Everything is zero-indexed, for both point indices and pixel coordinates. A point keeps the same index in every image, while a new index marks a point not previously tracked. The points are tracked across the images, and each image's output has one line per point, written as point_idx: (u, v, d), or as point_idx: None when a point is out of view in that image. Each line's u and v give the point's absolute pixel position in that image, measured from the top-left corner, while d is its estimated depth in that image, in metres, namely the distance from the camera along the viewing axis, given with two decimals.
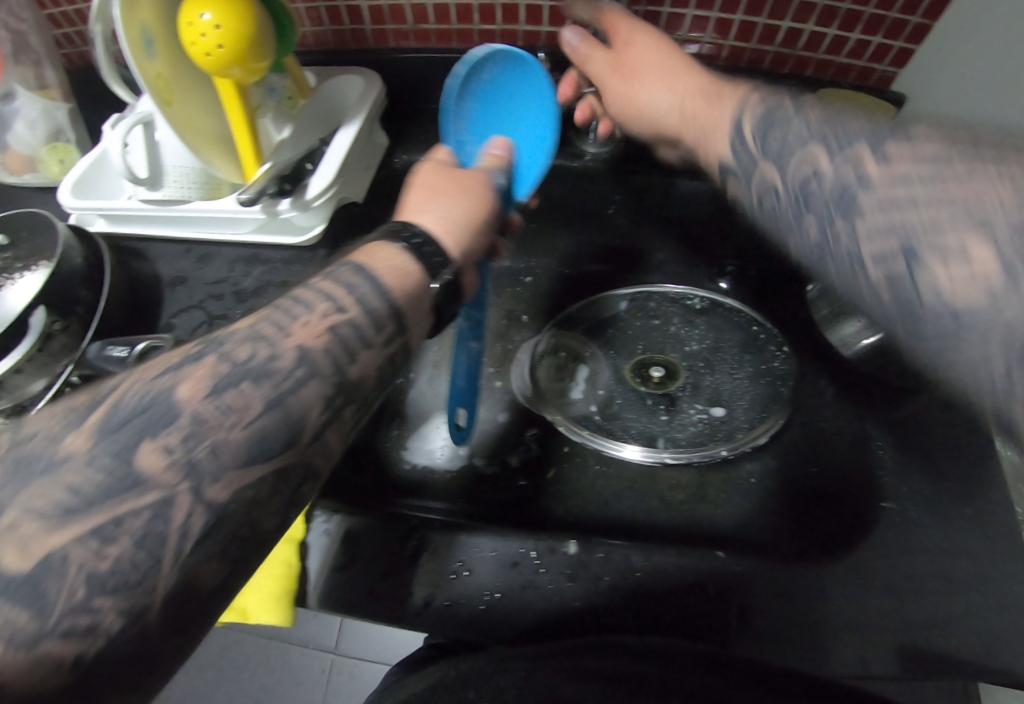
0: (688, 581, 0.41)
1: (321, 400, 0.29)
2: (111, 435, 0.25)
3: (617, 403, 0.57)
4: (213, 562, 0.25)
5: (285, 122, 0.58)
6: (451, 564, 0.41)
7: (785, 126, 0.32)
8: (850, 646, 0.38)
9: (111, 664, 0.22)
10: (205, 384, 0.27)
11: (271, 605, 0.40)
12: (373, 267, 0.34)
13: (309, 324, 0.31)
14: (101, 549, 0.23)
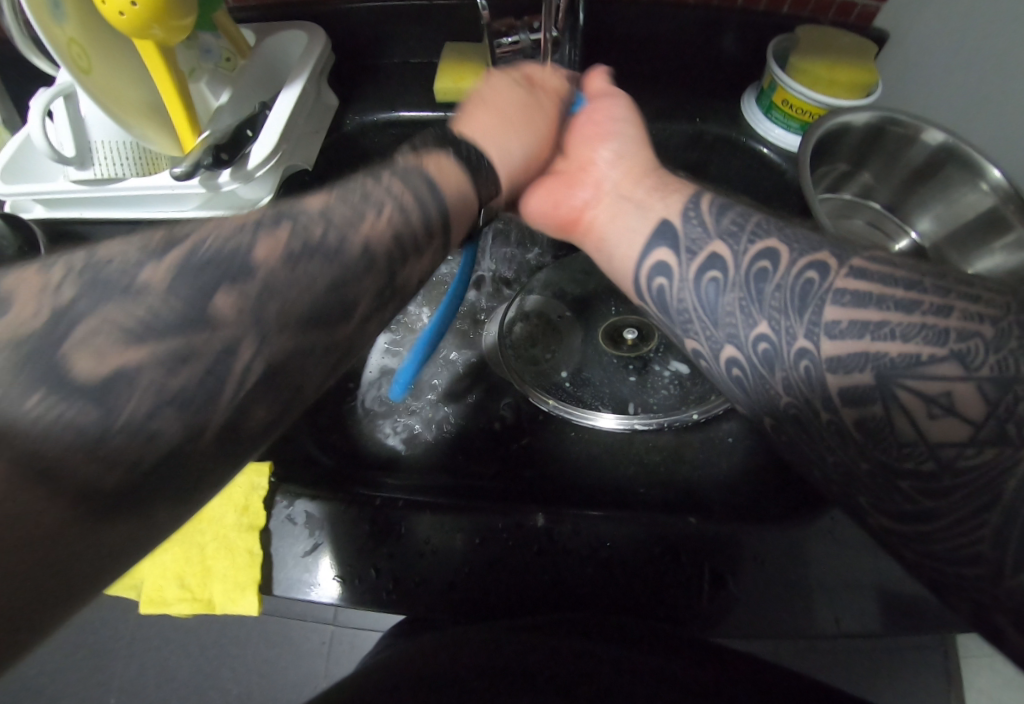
0: (656, 549, 0.40)
1: (375, 292, 0.31)
2: (191, 273, 0.26)
3: (587, 367, 0.55)
4: (267, 407, 0.28)
5: (222, 87, 0.53)
6: (414, 546, 0.40)
7: (743, 215, 0.34)
8: (828, 609, 0.38)
9: (169, 472, 0.25)
10: (281, 248, 0.28)
11: (236, 593, 0.39)
12: (431, 169, 0.35)
13: (376, 218, 0.31)
14: (171, 370, 0.25)
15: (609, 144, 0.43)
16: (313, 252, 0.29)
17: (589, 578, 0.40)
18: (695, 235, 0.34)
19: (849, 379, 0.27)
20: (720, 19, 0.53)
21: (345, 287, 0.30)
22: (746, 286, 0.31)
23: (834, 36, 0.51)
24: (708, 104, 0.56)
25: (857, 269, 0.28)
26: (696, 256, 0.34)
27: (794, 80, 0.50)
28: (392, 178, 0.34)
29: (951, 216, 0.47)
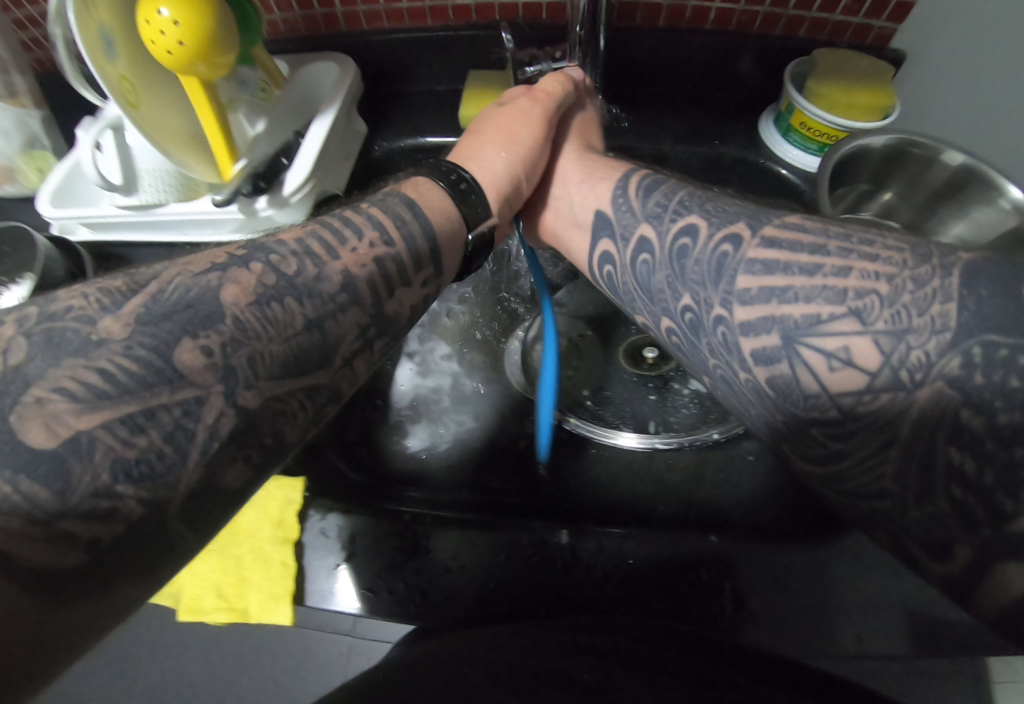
0: (677, 565, 0.41)
1: (356, 328, 0.33)
2: (152, 326, 0.27)
3: (609, 386, 0.56)
4: (236, 464, 0.28)
5: (259, 117, 0.56)
6: (442, 560, 0.42)
7: (667, 193, 0.36)
8: (853, 633, 0.38)
9: (132, 545, 0.24)
10: (249, 293, 0.30)
11: (271, 603, 0.40)
12: (419, 205, 0.38)
13: (357, 248, 0.34)
14: (130, 437, 0.25)
15: (571, 154, 0.49)
16: (287, 286, 0.31)
17: (607, 591, 0.41)
18: (625, 221, 0.37)
19: (757, 342, 0.27)
20: (739, 46, 0.55)
21: (327, 327, 0.32)
22: (672, 265, 0.33)
23: (853, 59, 0.52)
24: (727, 127, 0.57)
25: (766, 241, 0.29)
26: (630, 239, 0.37)
27: (811, 103, 0.51)
28: (373, 212, 0.36)
29: (971, 235, 0.47)
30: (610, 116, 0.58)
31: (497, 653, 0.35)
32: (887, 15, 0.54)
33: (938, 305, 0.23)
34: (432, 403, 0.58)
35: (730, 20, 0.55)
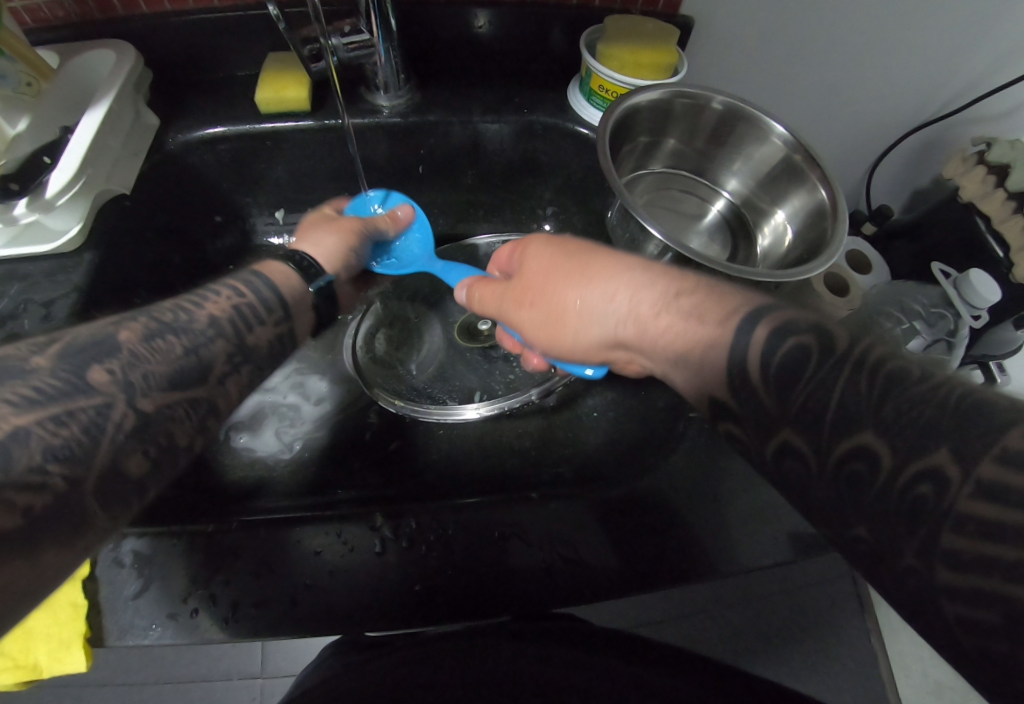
0: (505, 530, 0.41)
1: (227, 356, 0.38)
2: (69, 357, 0.32)
3: (444, 363, 0.56)
4: (138, 455, 0.33)
5: (20, 116, 0.50)
6: (261, 564, 0.39)
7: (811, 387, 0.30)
8: (679, 555, 0.41)
9: (55, 516, 0.29)
10: (140, 332, 0.35)
11: (62, 652, 0.37)
12: (264, 272, 0.44)
13: (217, 301, 0.40)
14: (55, 429, 0.30)
15: (581, 280, 0.43)
16: (166, 330, 0.36)
17: (462, 574, 0.39)
18: (761, 417, 0.32)
19: (970, 612, 0.24)
20: (543, 17, 0.56)
21: (202, 352, 0.37)
22: (844, 494, 0.28)
23: (640, 22, 0.55)
24: (535, 97, 0.58)
25: (986, 487, 0.24)
26: (772, 434, 0.32)
27: (603, 66, 0.52)
28: (243, 289, 0.41)
29: (754, 172, 0.51)
30: (419, 92, 0.57)
31: None
32: None
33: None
34: (268, 409, 0.55)
35: None
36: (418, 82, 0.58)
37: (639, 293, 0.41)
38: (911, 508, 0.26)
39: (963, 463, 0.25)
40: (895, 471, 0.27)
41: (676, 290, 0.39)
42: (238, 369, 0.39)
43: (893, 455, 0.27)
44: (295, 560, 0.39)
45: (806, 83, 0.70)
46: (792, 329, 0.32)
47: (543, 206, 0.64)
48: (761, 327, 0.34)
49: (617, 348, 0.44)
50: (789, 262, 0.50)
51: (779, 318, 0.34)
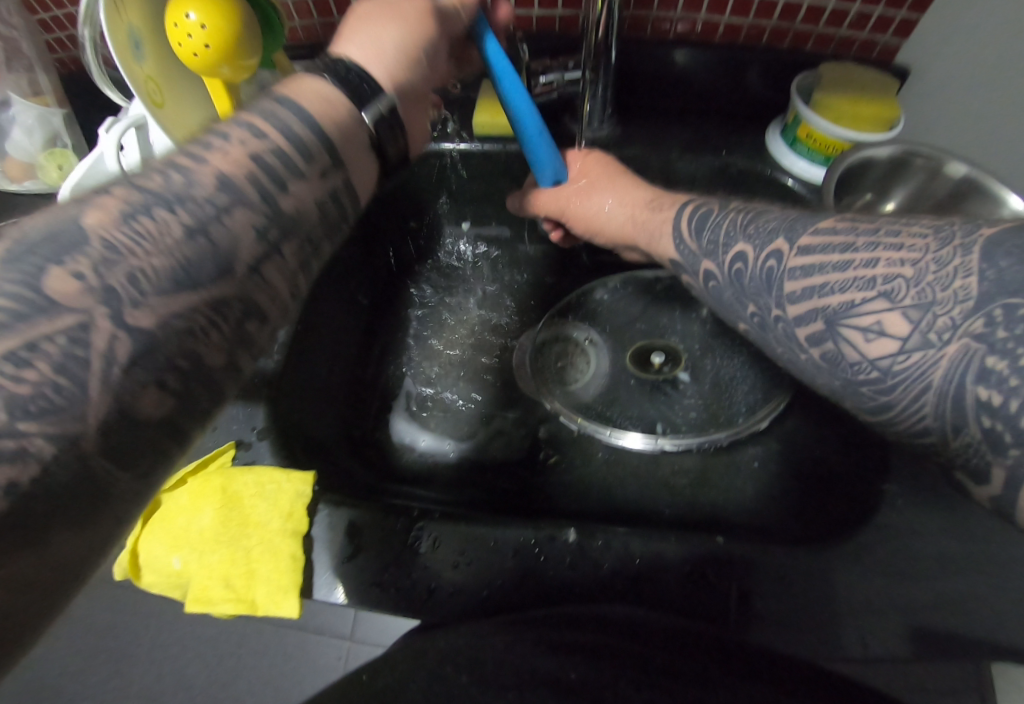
0: (687, 568, 0.42)
1: (251, 228, 0.29)
2: (13, 263, 0.24)
3: (615, 392, 0.57)
4: (152, 394, 0.26)
5: None
6: (451, 556, 0.42)
7: (764, 233, 0.38)
8: (882, 635, 0.38)
9: (55, 491, 0.23)
10: (115, 213, 0.26)
11: (280, 596, 0.40)
12: (294, 96, 0.33)
13: (228, 150, 0.30)
14: (18, 373, 0.22)
15: (614, 172, 0.51)
16: (160, 200, 0.27)
17: (624, 586, 0.41)
18: (708, 249, 0.41)
19: None
20: (753, 63, 0.57)
21: (221, 240, 0.28)
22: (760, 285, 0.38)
23: (857, 71, 0.54)
24: (733, 139, 0.58)
25: None
26: (728, 251, 0.40)
27: (817, 114, 0.52)
28: (265, 125, 0.31)
29: None
30: (619, 125, 0.59)
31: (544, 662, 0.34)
32: (891, 33, 0.57)
33: (961, 279, 0.29)
34: (452, 417, 0.58)
35: (738, 34, 0.58)
36: (618, 115, 0.60)
37: (636, 199, 0.49)
38: (765, 277, 0.37)
39: (790, 243, 0.36)
40: (754, 261, 0.38)
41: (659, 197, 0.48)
42: (286, 253, 0.31)
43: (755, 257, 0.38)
44: (476, 555, 0.42)
45: None
46: (717, 211, 0.42)
47: None
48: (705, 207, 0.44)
49: (622, 243, 0.52)
50: None
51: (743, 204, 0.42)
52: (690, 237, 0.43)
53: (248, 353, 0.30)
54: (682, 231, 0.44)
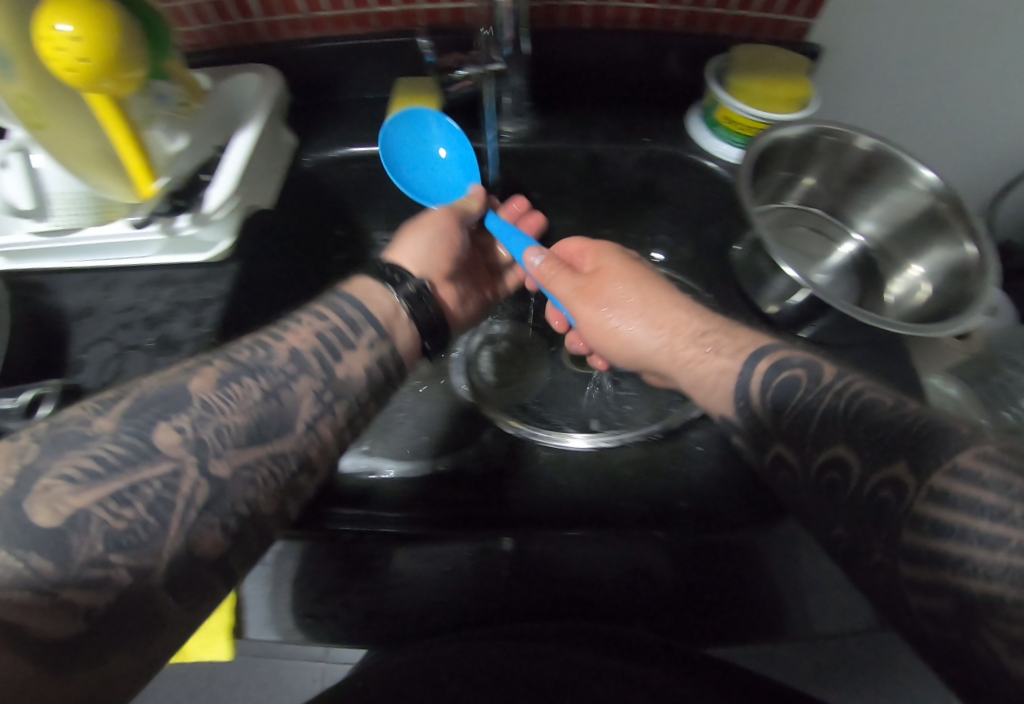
0: (627, 567, 0.41)
1: (310, 393, 0.39)
2: (134, 417, 0.34)
3: (554, 391, 0.59)
4: (213, 534, 0.33)
5: (179, 132, 0.54)
6: (388, 578, 0.41)
7: (789, 388, 0.38)
8: (816, 607, 0.40)
9: (120, 613, 0.30)
10: (213, 377, 0.37)
11: (211, 639, 0.40)
12: (350, 292, 0.45)
13: (298, 331, 0.41)
14: (118, 511, 0.31)
15: (643, 303, 0.48)
16: (243, 372, 0.38)
17: (556, 589, 0.41)
18: (759, 434, 0.39)
19: None
20: (669, 48, 0.56)
21: (286, 409, 0.38)
22: (870, 516, 0.32)
23: (772, 52, 0.54)
24: (655, 126, 0.58)
25: None
26: (817, 407, 0.36)
27: (733, 98, 0.52)
28: (329, 310, 0.43)
29: (890, 217, 0.50)
30: (541, 118, 0.58)
31: (494, 649, 0.38)
32: (802, 11, 0.56)
33: None
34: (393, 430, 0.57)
35: (653, 19, 0.57)
36: (539, 108, 0.59)
37: (680, 326, 0.46)
38: (876, 508, 0.32)
39: (919, 476, 0.31)
40: (862, 479, 0.33)
41: (704, 329, 0.45)
42: (338, 411, 0.41)
43: (860, 466, 0.33)
44: (414, 574, 0.41)
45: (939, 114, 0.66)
46: (808, 376, 0.38)
47: (653, 234, 0.64)
48: (764, 362, 0.40)
49: (646, 367, 0.49)
50: (925, 316, 0.47)
51: (779, 354, 0.40)
52: (761, 404, 0.39)
53: (295, 502, 0.38)
54: (753, 392, 0.40)
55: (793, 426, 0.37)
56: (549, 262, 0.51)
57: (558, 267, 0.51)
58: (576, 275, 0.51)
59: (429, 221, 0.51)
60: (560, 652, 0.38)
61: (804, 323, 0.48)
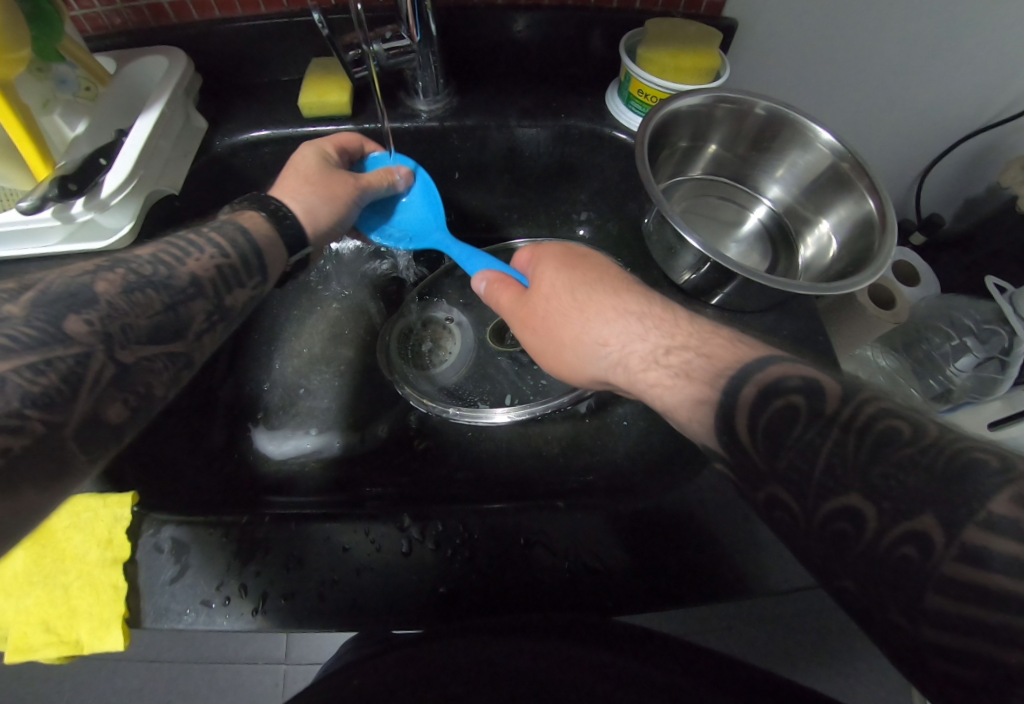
0: (526, 541, 0.41)
1: (205, 313, 0.39)
2: (45, 305, 0.33)
3: (475, 368, 0.56)
4: (119, 404, 0.34)
5: (79, 117, 0.52)
6: (284, 559, 0.39)
7: (778, 422, 0.30)
8: (729, 568, 0.40)
9: (35, 459, 0.30)
10: (119, 283, 0.36)
11: (102, 631, 0.38)
12: (244, 223, 0.44)
13: (199, 254, 0.40)
14: (35, 377, 0.31)
15: (588, 311, 0.44)
16: (145, 283, 0.37)
17: (492, 585, 0.39)
18: (747, 473, 0.31)
19: (960, 671, 0.25)
20: (583, 22, 0.56)
21: (179, 307, 0.38)
22: (888, 579, 0.26)
23: (682, 25, 0.54)
24: (573, 102, 0.57)
25: (972, 552, 0.25)
26: (773, 408, 0.31)
27: (644, 70, 0.52)
28: (206, 231, 0.42)
29: (797, 180, 0.50)
30: (458, 96, 0.57)
31: (409, 669, 0.37)
32: None
33: None
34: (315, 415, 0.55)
35: None
36: (457, 86, 0.58)
37: (630, 343, 0.41)
38: (895, 565, 0.26)
39: (948, 529, 0.25)
40: (880, 531, 0.27)
41: (666, 345, 0.39)
42: (221, 332, 0.41)
43: (879, 518, 0.27)
44: (306, 557, 0.40)
45: (858, 86, 0.67)
46: (765, 383, 0.32)
47: (578, 211, 0.64)
48: (748, 385, 0.33)
49: (607, 386, 0.44)
50: (833, 274, 0.48)
51: (766, 375, 0.33)
52: (749, 451, 0.31)
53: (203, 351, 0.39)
54: (737, 426, 0.32)
55: (787, 466, 0.30)
56: (495, 283, 0.49)
57: (501, 285, 0.49)
58: (522, 292, 0.48)
59: (312, 178, 0.49)
60: (489, 649, 0.36)
61: (714, 290, 0.49)
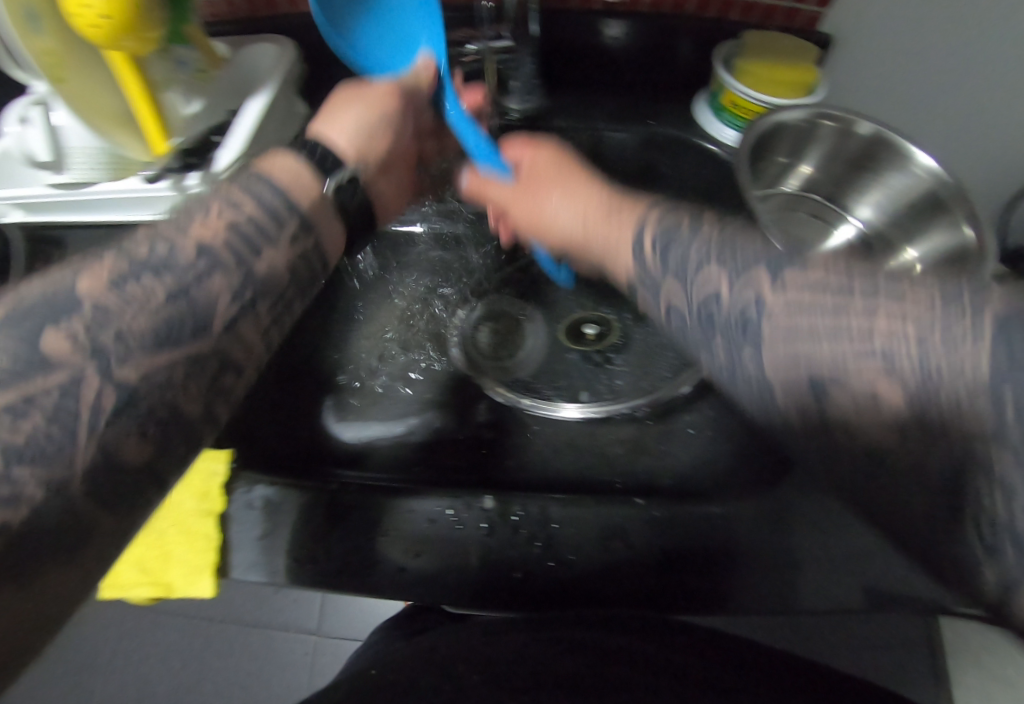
0: (606, 531, 0.41)
1: (227, 289, 0.33)
2: (17, 323, 0.28)
3: (548, 364, 0.58)
4: (132, 439, 0.29)
5: (195, 96, 0.55)
6: (368, 528, 0.41)
7: (681, 241, 0.33)
8: (810, 586, 0.40)
9: (39, 536, 0.26)
10: (105, 278, 0.30)
11: (194, 575, 0.39)
12: (267, 169, 0.37)
13: (206, 221, 0.34)
14: (15, 424, 0.26)
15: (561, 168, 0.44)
16: (143, 266, 0.31)
17: (566, 580, 0.41)
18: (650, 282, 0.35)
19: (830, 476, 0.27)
20: (677, 30, 0.56)
21: (194, 291, 0.32)
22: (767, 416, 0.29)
23: (778, 37, 0.54)
24: (659, 109, 0.58)
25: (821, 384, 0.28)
26: (687, 285, 0.33)
27: (739, 82, 0.52)
28: (237, 190, 0.36)
29: (891, 202, 0.50)
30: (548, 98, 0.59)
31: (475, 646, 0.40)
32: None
33: (956, 365, 0.22)
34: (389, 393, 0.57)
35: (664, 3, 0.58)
36: (547, 88, 0.60)
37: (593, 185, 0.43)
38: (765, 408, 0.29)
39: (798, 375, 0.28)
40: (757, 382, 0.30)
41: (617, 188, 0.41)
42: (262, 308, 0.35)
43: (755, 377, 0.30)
44: (390, 527, 0.42)
45: (949, 110, 0.65)
46: (685, 224, 0.34)
47: None
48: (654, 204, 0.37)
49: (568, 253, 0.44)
50: None
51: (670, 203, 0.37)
52: (650, 259, 0.35)
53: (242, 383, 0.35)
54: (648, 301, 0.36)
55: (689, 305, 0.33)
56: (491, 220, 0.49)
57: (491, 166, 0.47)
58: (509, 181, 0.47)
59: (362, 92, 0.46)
60: None
61: None
